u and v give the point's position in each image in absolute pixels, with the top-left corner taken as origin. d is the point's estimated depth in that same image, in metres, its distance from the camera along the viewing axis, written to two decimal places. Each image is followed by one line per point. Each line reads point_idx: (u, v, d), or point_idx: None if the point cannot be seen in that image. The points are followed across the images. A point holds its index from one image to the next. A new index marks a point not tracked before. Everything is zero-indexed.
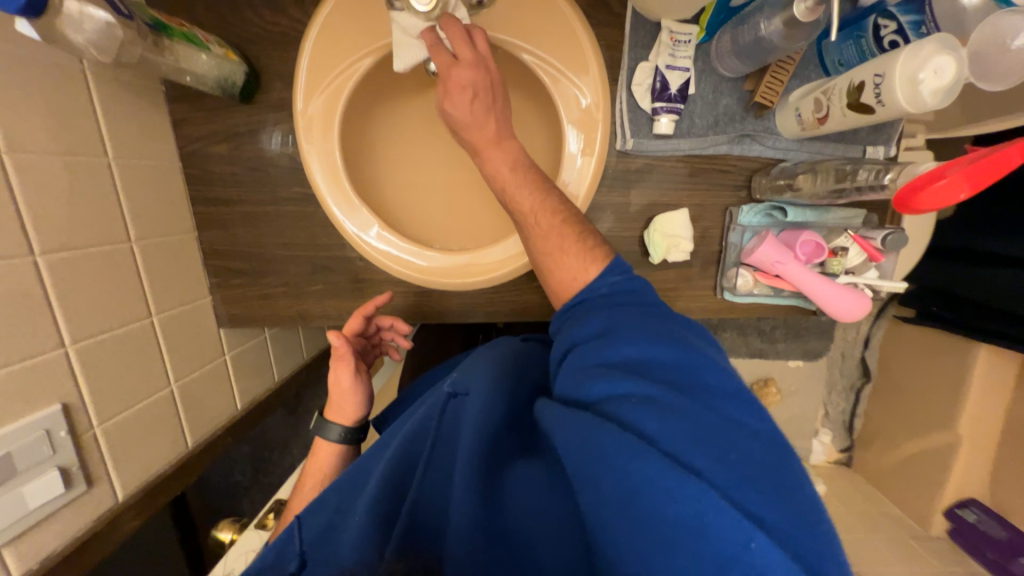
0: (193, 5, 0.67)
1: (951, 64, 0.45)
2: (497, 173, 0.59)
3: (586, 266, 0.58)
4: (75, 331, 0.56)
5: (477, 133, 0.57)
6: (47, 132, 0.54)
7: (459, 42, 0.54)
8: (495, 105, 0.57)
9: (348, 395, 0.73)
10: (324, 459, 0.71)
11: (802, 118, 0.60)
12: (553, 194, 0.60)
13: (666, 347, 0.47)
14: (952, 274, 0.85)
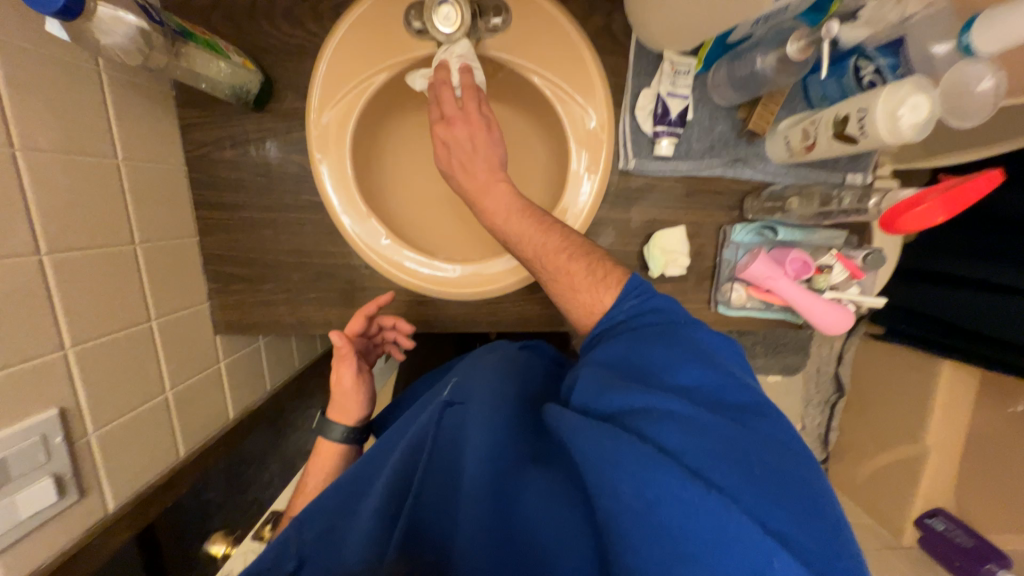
0: (210, 13, 0.68)
1: (926, 102, 0.50)
2: (496, 219, 0.63)
3: (600, 297, 0.58)
4: (76, 333, 0.55)
5: (470, 180, 0.64)
6: (62, 131, 0.53)
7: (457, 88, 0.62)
8: (490, 151, 0.64)
9: (352, 394, 0.76)
10: (328, 457, 0.74)
11: (790, 145, 0.66)
12: (556, 231, 0.61)
13: (683, 363, 0.49)
14: (916, 294, 0.92)
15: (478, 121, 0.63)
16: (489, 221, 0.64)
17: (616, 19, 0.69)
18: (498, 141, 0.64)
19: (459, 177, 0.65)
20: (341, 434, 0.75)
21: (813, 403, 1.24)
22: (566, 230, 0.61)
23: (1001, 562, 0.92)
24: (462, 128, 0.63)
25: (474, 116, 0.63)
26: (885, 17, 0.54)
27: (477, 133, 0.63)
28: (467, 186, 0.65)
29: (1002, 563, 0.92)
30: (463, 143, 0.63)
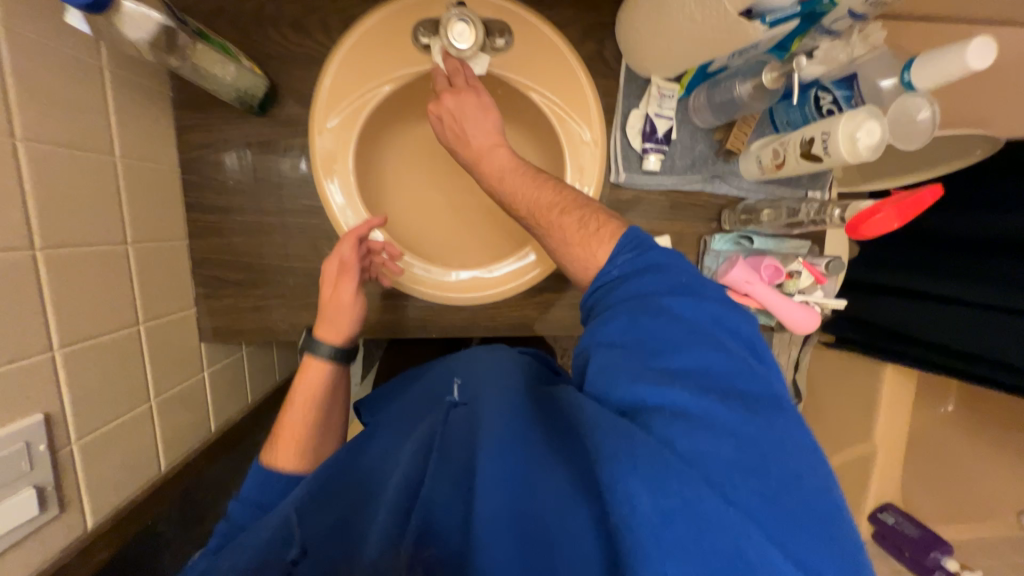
0: (215, 19, 0.69)
1: (878, 128, 0.58)
2: (496, 178, 0.67)
3: (599, 248, 0.60)
4: (66, 334, 0.52)
5: (471, 141, 0.68)
6: (63, 124, 0.52)
7: (455, 72, 0.69)
8: (485, 118, 0.68)
9: (346, 315, 0.73)
10: (313, 379, 0.72)
11: (762, 164, 0.74)
12: (550, 188, 0.64)
13: (689, 350, 0.49)
14: (857, 304, 1.03)
15: (468, 87, 0.68)
16: (489, 181, 0.68)
17: (608, 46, 0.76)
18: (494, 111, 0.69)
19: (460, 144, 0.69)
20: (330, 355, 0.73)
21: None
22: (558, 186, 0.65)
23: (944, 549, 1.01)
24: (449, 98, 0.68)
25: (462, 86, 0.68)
26: (839, 57, 0.62)
27: (463, 100, 0.68)
28: (464, 154, 0.70)
29: (945, 549, 1.01)
30: (455, 110, 0.68)
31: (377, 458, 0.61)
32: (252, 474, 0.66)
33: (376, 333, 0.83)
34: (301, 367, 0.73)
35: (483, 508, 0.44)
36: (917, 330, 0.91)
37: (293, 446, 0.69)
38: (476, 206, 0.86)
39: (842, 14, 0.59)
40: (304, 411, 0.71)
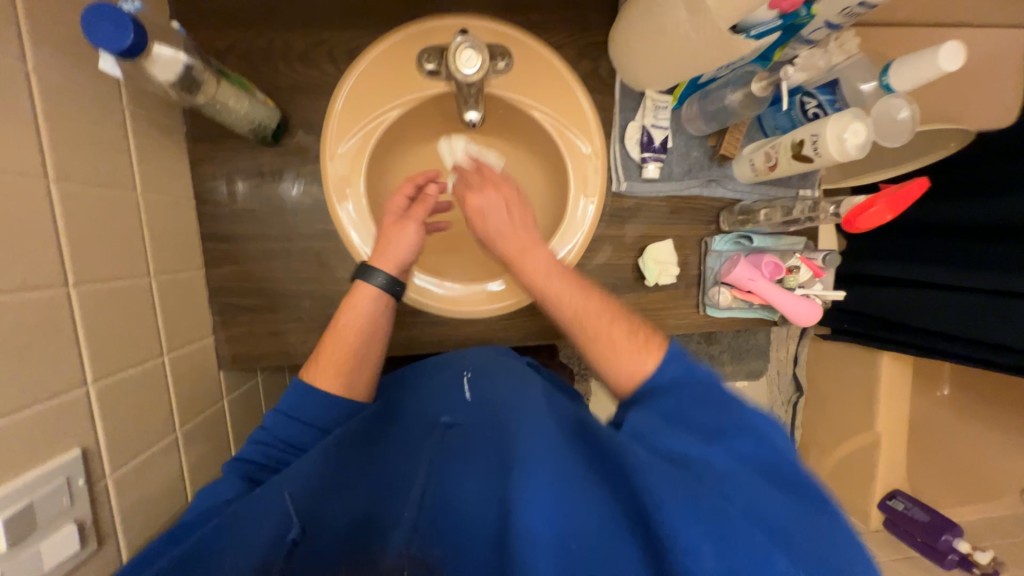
0: (225, 56, 0.71)
1: (862, 128, 0.63)
2: (535, 276, 0.71)
3: (645, 358, 0.61)
4: (98, 368, 0.52)
5: (510, 240, 0.73)
6: (90, 163, 0.53)
7: (494, 178, 0.77)
8: (525, 220, 0.75)
9: (404, 243, 0.72)
10: (360, 303, 0.71)
11: (756, 167, 0.77)
12: (593, 297, 0.68)
13: (735, 433, 0.50)
14: (853, 296, 1.06)
15: (502, 184, 0.76)
16: (527, 276, 0.71)
17: (602, 64, 0.80)
18: (532, 217, 0.76)
19: (499, 240, 0.74)
20: (382, 282, 0.71)
21: (778, 403, 1.43)
22: (599, 295, 0.69)
23: (955, 532, 1.04)
24: (489, 192, 0.75)
25: (495, 182, 0.76)
26: (817, 63, 0.67)
27: (496, 194, 0.75)
28: (507, 251, 0.73)
29: (956, 532, 1.03)
30: (490, 204, 0.75)
31: (389, 468, 0.62)
32: (293, 384, 0.69)
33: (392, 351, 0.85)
34: (352, 291, 0.72)
35: (524, 524, 0.44)
36: (913, 317, 0.93)
37: (333, 368, 0.70)
38: None
39: (819, 26, 0.64)
40: (352, 336, 0.70)
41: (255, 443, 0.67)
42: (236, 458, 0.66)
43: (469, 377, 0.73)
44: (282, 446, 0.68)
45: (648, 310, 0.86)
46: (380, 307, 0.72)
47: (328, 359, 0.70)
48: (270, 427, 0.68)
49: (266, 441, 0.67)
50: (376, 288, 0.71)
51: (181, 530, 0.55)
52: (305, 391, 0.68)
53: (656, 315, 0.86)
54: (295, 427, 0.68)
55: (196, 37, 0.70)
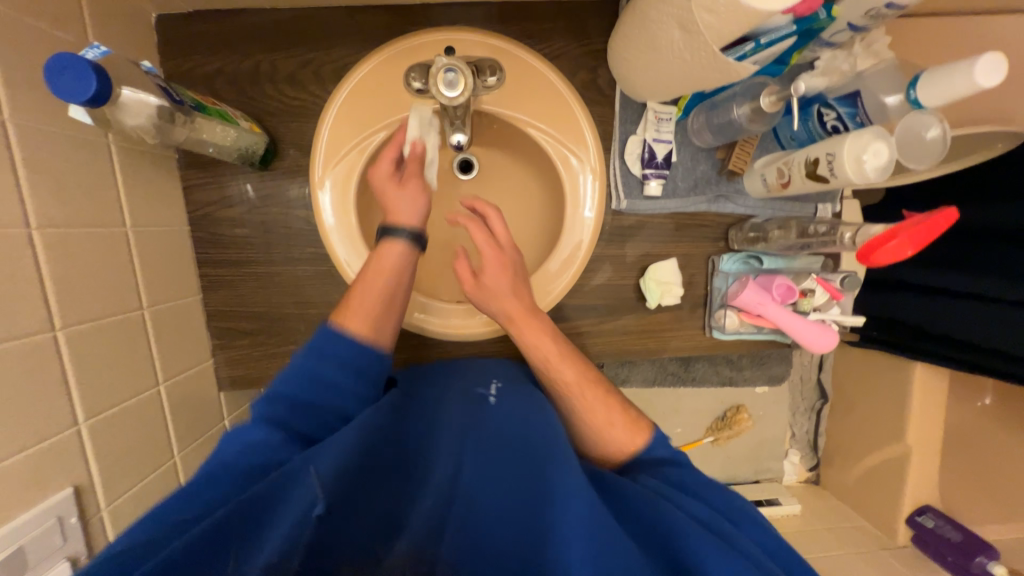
0: (214, 81, 0.71)
1: (885, 149, 0.56)
2: (534, 346, 0.66)
3: (636, 437, 0.62)
4: (89, 406, 0.54)
5: (509, 307, 0.66)
6: (76, 207, 0.54)
7: (500, 226, 0.69)
8: (523, 284, 0.68)
9: (412, 201, 0.66)
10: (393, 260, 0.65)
11: (767, 183, 0.71)
12: (586, 363, 0.69)
13: (745, 524, 0.49)
14: (872, 303, 0.90)
15: (505, 247, 0.67)
16: (524, 346, 0.67)
17: (601, 74, 0.75)
18: (527, 279, 0.69)
19: (494, 304, 0.67)
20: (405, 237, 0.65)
21: (800, 410, 1.25)
22: (588, 362, 0.69)
23: (993, 555, 0.88)
24: (490, 252, 0.66)
25: (502, 240, 0.67)
26: (839, 67, 0.63)
27: (499, 255, 0.66)
28: (504, 310, 0.66)
29: (992, 555, 0.88)
30: (487, 269, 0.66)
31: (395, 444, 0.53)
32: (322, 329, 0.60)
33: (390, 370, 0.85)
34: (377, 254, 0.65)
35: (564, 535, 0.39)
36: (940, 327, 0.78)
37: (365, 313, 0.62)
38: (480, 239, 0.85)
39: (841, 27, 0.60)
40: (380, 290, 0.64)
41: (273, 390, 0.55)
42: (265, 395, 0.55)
43: (497, 389, 0.67)
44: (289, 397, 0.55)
45: (650, 332, 0.83)
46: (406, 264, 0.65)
47: (359, 309, 0.62)
48: (303, 362, 0.57)
49: (290, 392, 0.55)
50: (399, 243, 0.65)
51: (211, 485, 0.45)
52: (344, 339, 0.59)
53: (659, 337, 0.83)
54: (336, 368, 0.57)
55: (184, 62, 0.70)
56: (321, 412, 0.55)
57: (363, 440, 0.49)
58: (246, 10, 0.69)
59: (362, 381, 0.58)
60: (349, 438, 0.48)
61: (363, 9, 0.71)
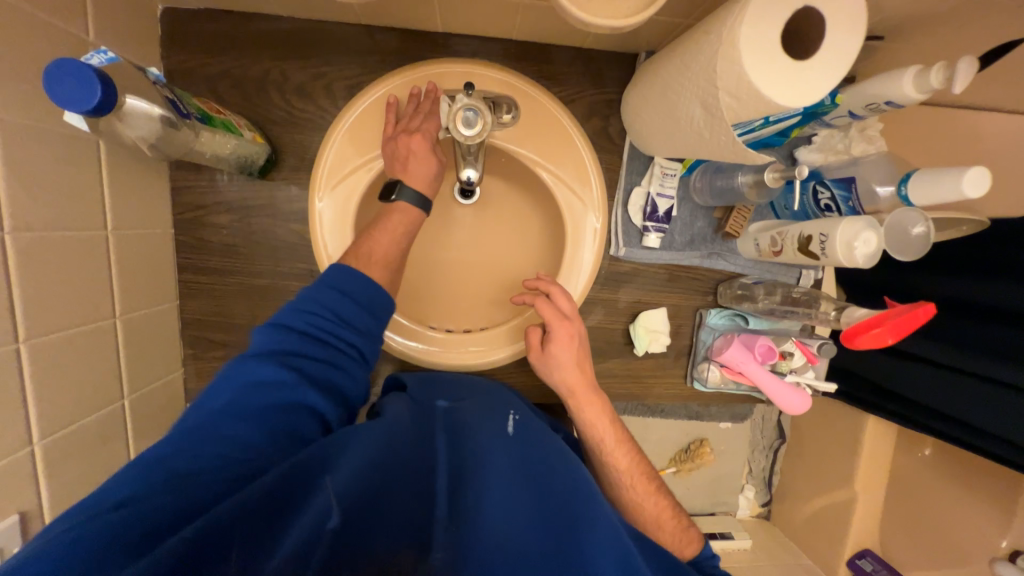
0: (217, 82, 0.68)
1: (875, 238, 0.59)
2: (592, 425, 0.73)
3: (687, 544, 0.67)
4: (46, 424, 0.50)
5: (570, 379, 0.74)
6: (57, 209, 0.50)
7: (569, 307, 0.73)
8: (583, 356, 0.75)
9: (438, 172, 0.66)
10: (408, 220, 0.64)
11: (760, 248, 0.74)
12: (644, 461, 0.74)
13: None
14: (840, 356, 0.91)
15: (572, 321, 0.72)
16: (584, 421, 0.74)
17: (613, 123, 0.77)
18: (588, 350, 0.76)
19: (558, 374, 0.74)
20: (411, 197, 0.64)
21: (759, 448, 1.22)
22: (641, 455, 0.74)
23: None
24: (562, 327, 0.72)
25: (570, 313, 0.72)
26: (835, 147, 0.69)
27: (569, 329, 0.72)
28: (569, 383, 0.74)
29: None
30: (557, 341, 0.72)
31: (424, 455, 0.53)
32: (333, 268, 0.57)
33: None
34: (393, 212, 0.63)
35: None
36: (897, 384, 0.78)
37: (381, 262, 0.61)
38: (477, 268, 0.85)
39: (844, 113, 0.65)
40: (394, 237, 0.63)
41: (293, 308, 0.54)
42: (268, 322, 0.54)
43: (517, 419, 0.64)
44: (303, 328, 0.54)
45: (635, 376, 0.84)
46: (414, 227, 0.64)
47: (372, 257, 0.61)
48: (307, 293, 0.55)
49: (297, 322, 0.54)
50: (408, 204, 0.64)
51: (232, 415, 0.47)
52: (348, 274, 0.57)
53: (642, 382, 0.84)
54: (342, 303, 0.56)
55: (188, 59, 0.67)
56: (329, 341, 0.54)
57: (382, 459, 0.48)
58: (259, 15, 0.66)
59: (368, 314, 0.57)
60: (366, 456, 0.48)
61: (382, 30, 0.69)
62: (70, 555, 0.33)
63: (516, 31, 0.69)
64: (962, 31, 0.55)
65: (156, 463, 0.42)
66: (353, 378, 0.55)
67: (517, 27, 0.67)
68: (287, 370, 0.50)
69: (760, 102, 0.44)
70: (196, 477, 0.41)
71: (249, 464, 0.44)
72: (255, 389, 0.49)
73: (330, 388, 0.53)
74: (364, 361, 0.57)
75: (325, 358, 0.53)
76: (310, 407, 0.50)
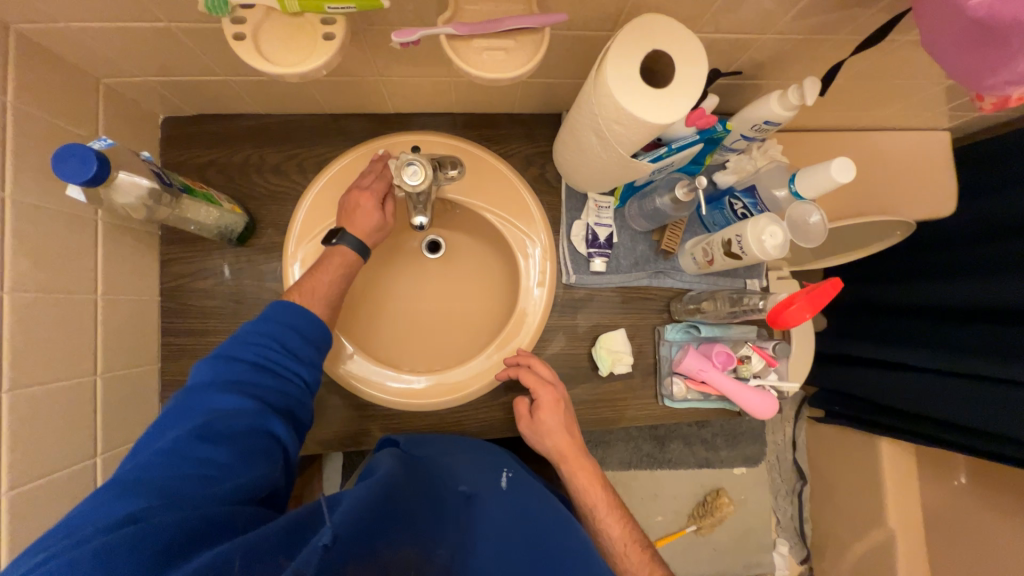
0: (204, 170, 0.80)
1: (780, 231, 0.66)
2: (585, 490, 0.77)
3: None
4: (17, 474, 0.52)
5: (562, 444, 0.77)
6: (52, 273, 0.58)
7: (550, 377, 0.78)
8: (572, 421, 0.79)
9: (375, 217, 0.73)
10: (339, 264, 0.70)
11: (697, 261, 0.81)
12: (636, 529, 0.76)
13: None
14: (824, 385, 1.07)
15: (554, 386, 0.77)
16: (577, 487, 0.77)
17: (549, 169, 0.88)
18: (574, 415, 0.80)
19: (549, 440, 0.77)
20: (351, 242, 0.71)
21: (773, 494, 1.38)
22: (630, 521, 0.76)
23: None
24: (546, 393, 0.76)
25: (552, 378, 0.78)
26: (745, 167, 0.76)
27: (553, 394, 0.77)
28: (558, 448, 0.77)
29: None
30: (543, 407, 0.76)
31: (419, 497, 0.60)
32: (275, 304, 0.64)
33: (342, 445, 0.85)
34: (327, 255, 0.71)
35: None
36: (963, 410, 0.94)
37: (322, 297, 0.68)
38: (445, 312, 0.90)
39: (737, 137, 0.75)
40: (335, 277, 0.70)
41: (249, 341, 0.60)
42: (215, 355, 0.58)
43: (510, 475, 0.74)
44: (258, 359, 0.59)
45: (607, 400, 0.85)
46: (352, 267, 0.71)
47: (314, 295, 0.68)
48: (256, 329, 0.61)
49: (247, 353, 0.59)
50: (348, 249, 0.71)
51: (200, 438, 0.50)
52: (287, 307, 0.63)
53: (615, 405, 0.85)
54: (288, 333, 0.62)
55: (183, 155, 0.80)
56: (280, 371, 0.60)
57: (376, 495, 0.53)
58: (244, 115, 0.81)
59: (312, 345, 0.64)
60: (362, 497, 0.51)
61: (344, 116, 0.83)
62: (87, 575, 0.37)
63: (456, 105, 0.83)
64: (805, 48, 0.67)
65: (134, 488, 0.45)
66: (303, 405, 0.62)
67: (454, 101, 0.80)
68: (247, 399, 0.56)
69: (635, 120, 0.54)
70: (184, 501, 0.45)
71: (228, 481, 0.49)
72: (214, 415, 0.53)
73: (288, 415, 0.60)
74: (310, 388, 0.64)
75: (277, 387, 0.59)
76: (271, 432, 0.56)
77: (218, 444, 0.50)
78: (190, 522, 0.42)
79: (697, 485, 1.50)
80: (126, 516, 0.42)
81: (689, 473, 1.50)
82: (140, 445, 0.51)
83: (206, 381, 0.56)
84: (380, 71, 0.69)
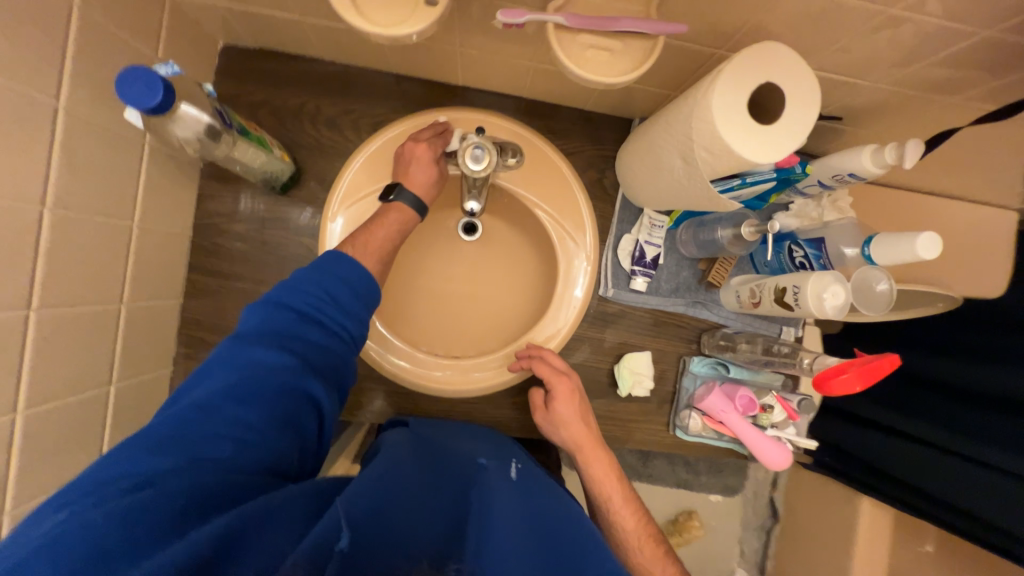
0: (257, 108, 0.76)
1: (842, 291, 0.64)
2: (598, 481, 0.75)
3: None
4: (33, 395, 0.51)
5: (579, 435, 0.76)
6: (93, 195, 0.55)
7: (562, 372, 0.76)
8: (589, 414, 0.79)
9: (431, 173, 0.70)
10: (393, 226, 0.68)
11: (740, 299, 0.78)
12: (648, 522, 0.74)
13: None
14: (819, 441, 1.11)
15: (569, 376, 0.77)
16: (589, 477, 0.76)
17: (607, 175, 0.84)
18: (589, 405, 0.79)
19: (565, 431, 0.77)
20: (409, 200, 0.69)
21: (751, 523, 1.57)
22: (644, 514, 0.75)
23: None
24: (561, 384, 0.76)
25: (565, 369, 0.77)
26: (810, 213, 0.75)
27: (568, 385, 0.76)
28: (573, 439, 0.76)
29: None
30: (558, 397, 0.76)
31: (428, 480, 0.59)
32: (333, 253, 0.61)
33: (348, 412, 0.84)
34: (381, 212, 0.69)
35: None
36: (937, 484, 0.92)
37: (375, 252, 0.66)
38: (472, 298, 0.88)
39: (813, 182, 0.71)
40: (390, 234, 0.68)
41: (295, 288, 0.58)
42: (267, 300, 0.57)
43: (519, 466, 0.69)
44: (306, 311, 0.57)
45: (619, 419, 0.84)
46: (410, 226, 0.69)
47: (368, 247, 0.65)
48: (308, 276, 0.59)
49: (299, 302, 0.57)
50: (407, 206, 0.69)
51: (231, 398, 0.50)
52: (343, 259, 0.61)
53: (626, 426, 0.84)
54: (336, 285, 0.59)
55: (237, 88, 0.76)
56: (327, 326, 0.58)
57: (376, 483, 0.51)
58: (305, 57, 0.76)
59: (362, 301, 0.61)
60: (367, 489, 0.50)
61: (408, 78, 0.79)
62: (108, 537, 0.38)
63: (526, 90, 0.79)
64: (910, 105, 0.63)
65: (165, 446, 0.45)
66: (349, 365, 0.60)
67: (527, 86, 0.76)
68: (288, 355, 0.54)
69: (728, 153, 0.51)
70: (212, 467, 0.45)
71: (254, 448, 0.48)
72: (255, 370, 0.52)
73: (334, 379, 0.58)
74: (357, 343, 0.61)
75: (322, 342, 0.57)
76: (310, 394, 0.54)
77: (249, 404, 0.50)
78: (199, 497, 0.43)
79: (671, 503, 1.53)
80: (145, 478, 0.43)
81: (667, 491, 1.52)
82: (180, 390, 0.51)
83: (251, 329, 0.55)
84: (461, 42, 0.64)
